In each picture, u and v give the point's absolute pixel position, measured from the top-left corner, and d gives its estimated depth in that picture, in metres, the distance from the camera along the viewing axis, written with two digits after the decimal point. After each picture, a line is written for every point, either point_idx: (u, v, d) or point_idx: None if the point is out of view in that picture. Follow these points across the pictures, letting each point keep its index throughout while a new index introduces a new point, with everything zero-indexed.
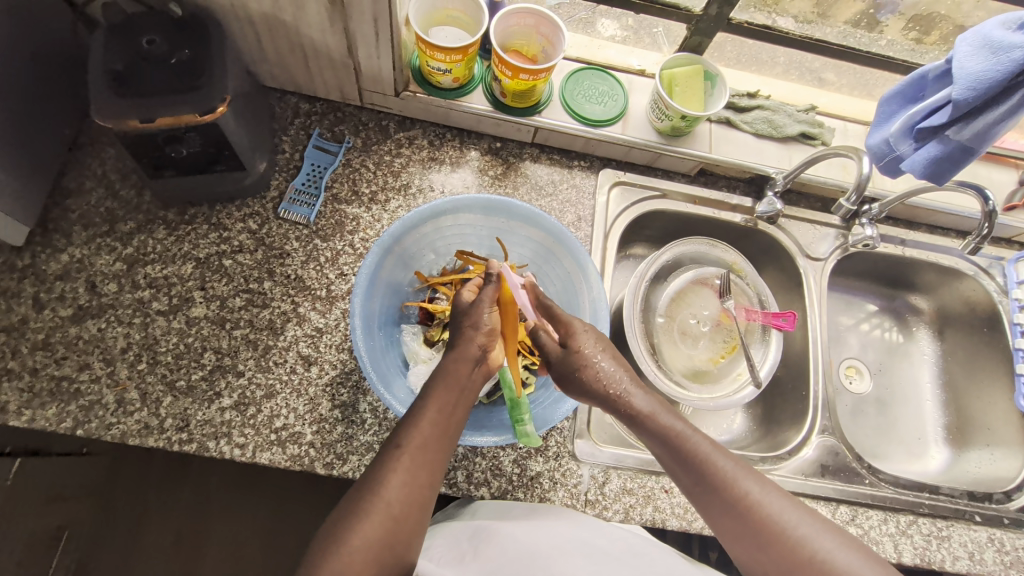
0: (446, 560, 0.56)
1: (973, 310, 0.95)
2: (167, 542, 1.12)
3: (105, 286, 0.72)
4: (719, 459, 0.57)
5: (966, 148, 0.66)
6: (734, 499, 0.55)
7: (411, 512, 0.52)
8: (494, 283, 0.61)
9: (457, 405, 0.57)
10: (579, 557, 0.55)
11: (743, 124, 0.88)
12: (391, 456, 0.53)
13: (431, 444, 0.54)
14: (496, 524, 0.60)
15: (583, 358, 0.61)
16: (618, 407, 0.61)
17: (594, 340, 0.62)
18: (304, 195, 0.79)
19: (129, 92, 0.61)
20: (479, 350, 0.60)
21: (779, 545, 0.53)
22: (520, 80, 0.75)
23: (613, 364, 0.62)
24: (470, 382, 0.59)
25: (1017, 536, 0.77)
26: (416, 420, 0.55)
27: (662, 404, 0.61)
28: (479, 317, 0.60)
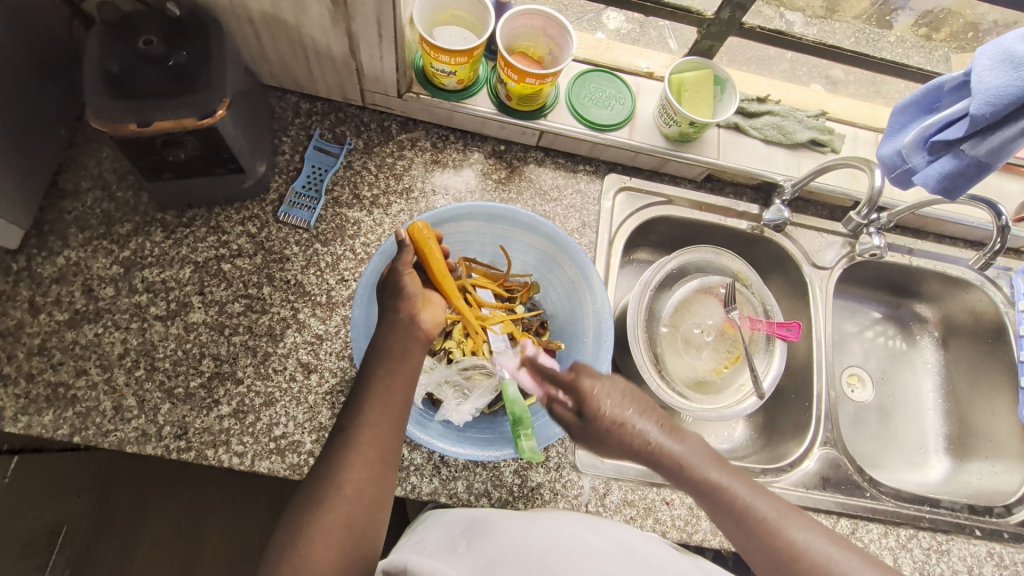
0: (438, 552, 0.55)
1: (979, 321, 0.94)
2: (166, 536, 1.13)
3: (102, 290, 0.71)
4: (713, 473, 0.59)
5: (981, 163, 0.65)
6: (732, 509, 0.57)
7: (367, 494, 0.53)
8: (409, 246, 0.63)
9: (399, 380, 0.58)
10: (572, 550, 0.53)
11: (753, 130, 0.86)
12: (339, 443, 0.55)
13: (379, 424, 0.56)
14: (493, 518, 0.59)
15: (601, 415, 0.61)
16: (629, 448, 0.61)
17: (609, 384, 0.62)
18: (305, 198, 0.78)
19: (125, 94, 0.59)
20: (405, 313, 0.61)
21: (768, 546, 0.55)
22: (526, 84, 0.74)
23: (626, 406, 0.61)
24: (408, 352, 0.60)
25: (1016, 551, 0.77)
26: (361, 404, 0.57)
27: (680, 438, 0.61)
28: (399, 282, 0.62)
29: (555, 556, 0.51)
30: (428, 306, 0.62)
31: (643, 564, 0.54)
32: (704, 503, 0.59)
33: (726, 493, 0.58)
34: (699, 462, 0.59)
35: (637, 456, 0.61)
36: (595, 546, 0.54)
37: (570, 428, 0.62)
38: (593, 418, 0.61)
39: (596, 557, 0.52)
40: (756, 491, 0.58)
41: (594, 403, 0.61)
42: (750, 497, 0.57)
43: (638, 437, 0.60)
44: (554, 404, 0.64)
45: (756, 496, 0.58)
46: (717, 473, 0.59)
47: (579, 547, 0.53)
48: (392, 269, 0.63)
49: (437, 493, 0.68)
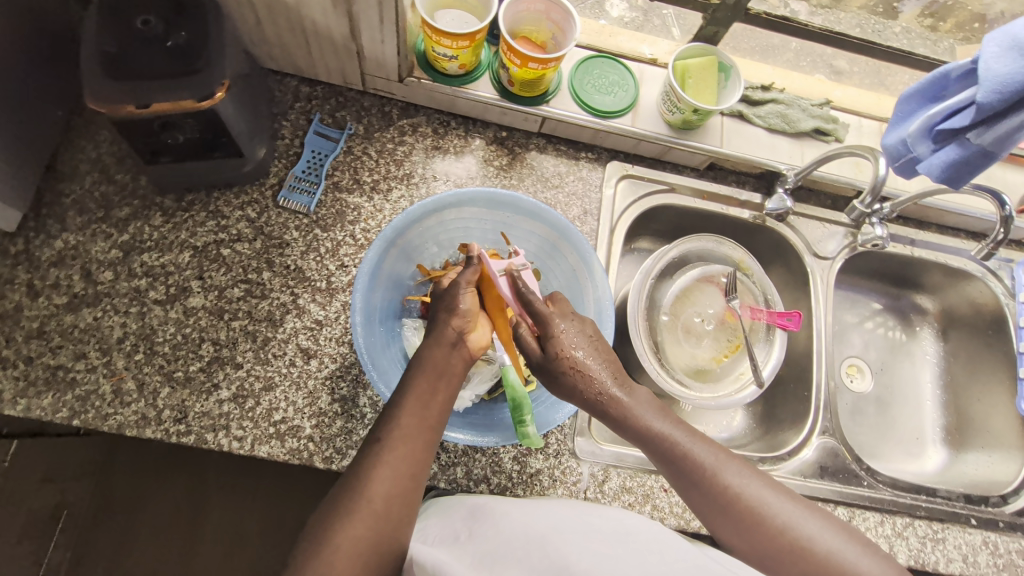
0: (442, 540, 0.56)
1: (979, 312, 0.94)
2: (166, 520, 1.14)
3: (101, 274, 0.71)
4: (698, 450, 0.58)
5: (986, 152, 0.64)
6: (720, 489, 0.57)
7: (395, 508, 0.52)
8: (474, 266, 0.61)
9: (437, 394, 0.57)
10: (573, 534, 0.53)
11: (757, 118, 0.85)
12: (370, 454, 0.54)
13: (412, 437, 0.55)
14: (496, 506, 0.60)
15: (565, 357, 0.58)
16: (596, 406, 0.58)
17: (576, 329, 0.60)
18: (304, 183, 0.77)
19: (124, 75, 0.59)
20: (456, 331, 0.59)
21: (757, 528, 0.56)
22: (528, 69, 0.73)
23: (593, 356, 0.59)
24: (450, 367, 0.58)
25: (1010, 539, 0.78)
26: (394, 416, 0.56)
27: (640, 399, 0.59)
28: (456, 297, 0.60)
29: (559, 544, 0.51)
30: (477, 326, 0.61)
31: (645, 548, 0.53)
32: (690, 483, 0.58)
33: (766, 511, 0.56)
34: (736, 478, 0.57)
35: (612, 422, 0.59)
36: (597, 532, 0.54)
37: (532, 357, 0.60)
38: (556, 362, 0.58)
39: (598, 543, 0.52)
40: (796, 508, 0.57)
41: (560, 343, 0.58)
42: (793, 518, 0.56)
43: (672, 446, 0.58)
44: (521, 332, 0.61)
45: (799, 515, 0.56)
46: (757, 490, 0.57)
47: (582, 535, 0.53)
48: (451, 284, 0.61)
49: (437, 479, 0.68)
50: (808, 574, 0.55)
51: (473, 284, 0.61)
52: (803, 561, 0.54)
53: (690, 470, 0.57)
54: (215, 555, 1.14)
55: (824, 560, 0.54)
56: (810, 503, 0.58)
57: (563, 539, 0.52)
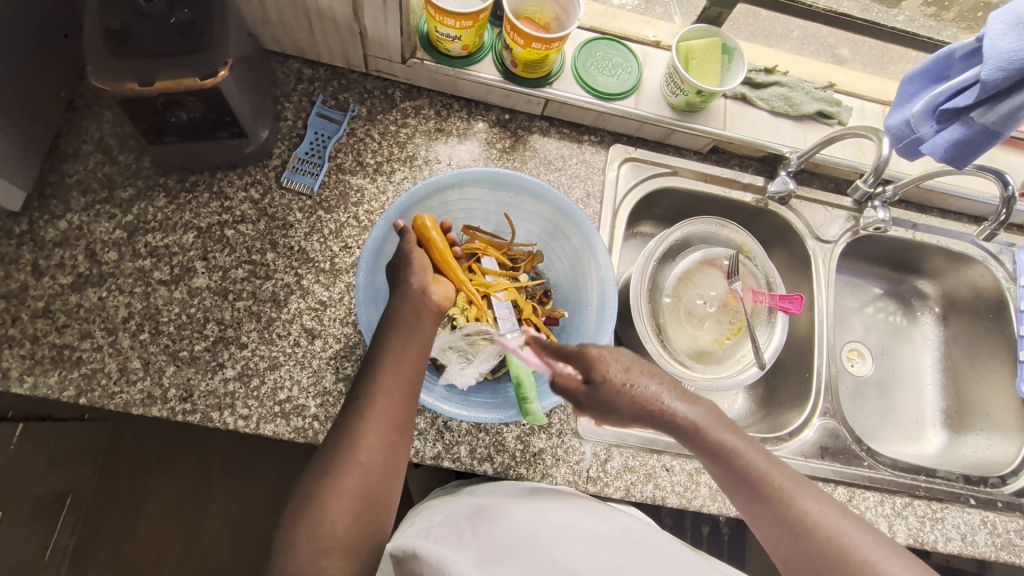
0: (444, 538, 0.55)
1: (979, 296, 0.94)
2: (171, 504, 1.15)
3: (105, 254, 0.71)
4: (762, 468, 0.52)
5: (989, 132, 0.64)
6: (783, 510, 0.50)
7: (381, 464, 0.53)
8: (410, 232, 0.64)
9: (412, 345, 0.58)
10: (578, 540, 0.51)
11: (760, 101, 0.85)
12: (352, 413, 0.54)
13: (392, 391, 0.55)
14: (497, 504, 0.59)
15: (624, 387, 0.51)
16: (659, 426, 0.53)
17: (628, 359, 0.52)
18: (308, 164, 0.77)
19: (127, 52, 0.59)
20: (414, 285, 0.60)
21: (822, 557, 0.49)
22: (532, 50, 0.73)
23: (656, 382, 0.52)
24: (420, 319, 0.59)
25: (1009, 519, 0.78)
26: (373, 370, 0.56)
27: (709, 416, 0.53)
28: (408, 257, 0.62)
29: (562, 542, 0.50)
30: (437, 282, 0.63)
31: (648, 551, 0.53)
32: (749, 495, 0.52)
33: (817, 525, 0.49)
34: (789, 485, 0.51)
35: (676, 432, 0.52)
36: (596, 527, 0.54)
37: (576, 395, 0.53)
38: (611, 391, 0.51)
39: (601, 541, 0.52)
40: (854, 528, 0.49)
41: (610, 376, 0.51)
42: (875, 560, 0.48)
43: (726, 450, 0.52)
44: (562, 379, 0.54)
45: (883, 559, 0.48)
46: (808, 503, 0.50)
47: (583, 531, 0.53)
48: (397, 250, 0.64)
49: (441, 458, 0.69)
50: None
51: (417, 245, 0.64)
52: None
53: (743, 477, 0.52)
54: (221, 538, 1.15)
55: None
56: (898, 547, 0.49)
57: (565, 537, 0.51)
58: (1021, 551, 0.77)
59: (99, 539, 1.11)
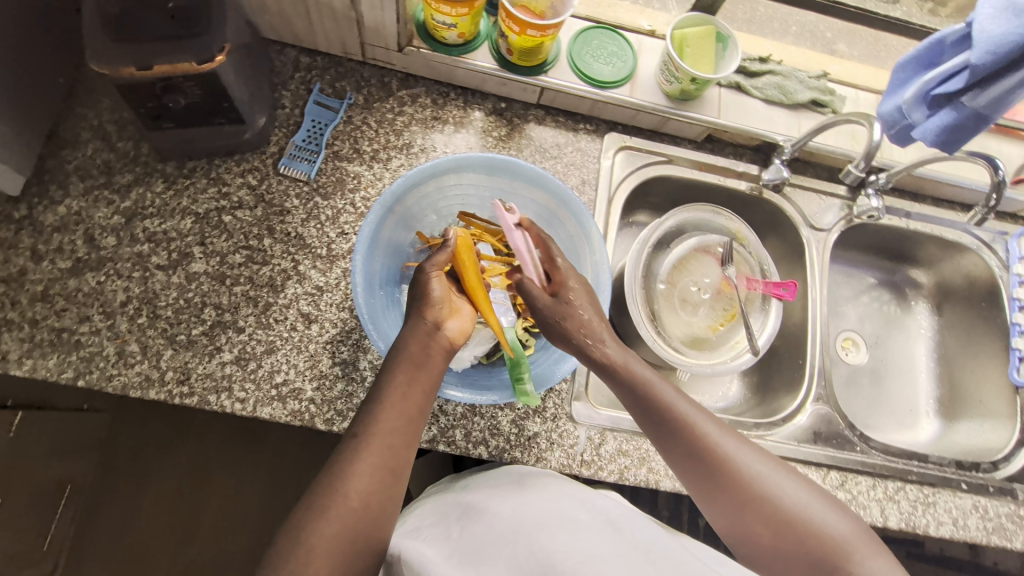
0: (431, 537, 0.57)
1: (972, 285, 0.95)
2: (170, 494, 1.16)
3: (104, 239, 0.71)
4: (677, 401, 0.59)
5: (979, 116, 0.66)
6: (695, 438, 0.58)
7: (373, 504, 0.53)
8: (443, 248, 0.64)
9: (416, 386, 0.58)
10: (558, 529, 0.53)
11: (754, 90, 0.86)
12: (349, 449, 0.54)
13: (391, 435, 0.55)
14: (482, 497, 0.60)
15: (570, 310, 0.61)
16: (586, 353, 0.61)
17: (582, 287, 0.63)
18: (305, 152, 0.78)
19: (125, 36, 0.59)
20: (431, 320, 0.60)
21: (728, 474, 0.57)
22: (527, 37, 0.73)
23: (593, 311, 0.62)
24: (429, 358, 0.59)
25: (1001, 504, 0.79)
26: (373, 412, 0.56)
27: (629, 353, 0.61)
28: (427, 285, 0.61)
29: (538, 537, 0.52)
30: (452, 314, 0.62)
31: (627, 536, 0.54)
32: (664, 431, 0.59)
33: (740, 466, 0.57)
34: (717, 433, 0.59)
35: (596, 367, 0.61)
36: (576, 516, 0.55)
37: (538, 303, 0.62)
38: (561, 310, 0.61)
39: (578, 530, 0.53)
40: (768, 466, 0.58)
41: (569, 299, 0.61)
42: (762, 473, 0.57)
43: (656, 398, 0.59)
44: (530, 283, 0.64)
45: (772, 472, 0.58)
46: (732, 445, 0.58)
47: (560, 522, 0.54)
48: (420, 271, 0.63)
49: (436, 441, 0.70)
50: (780, 530, 0.56)
51: (440, 268, 0.63)
52: (776, 516, 0.56)
53: (674, 425, 0.58)
54: (220, 528, 1.16)
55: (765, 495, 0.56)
56: (782, 463, 0.60)
57: (540, 531, 0.53)
58: (1012, 535, 0.78)
59: (99, 528, 1.12)
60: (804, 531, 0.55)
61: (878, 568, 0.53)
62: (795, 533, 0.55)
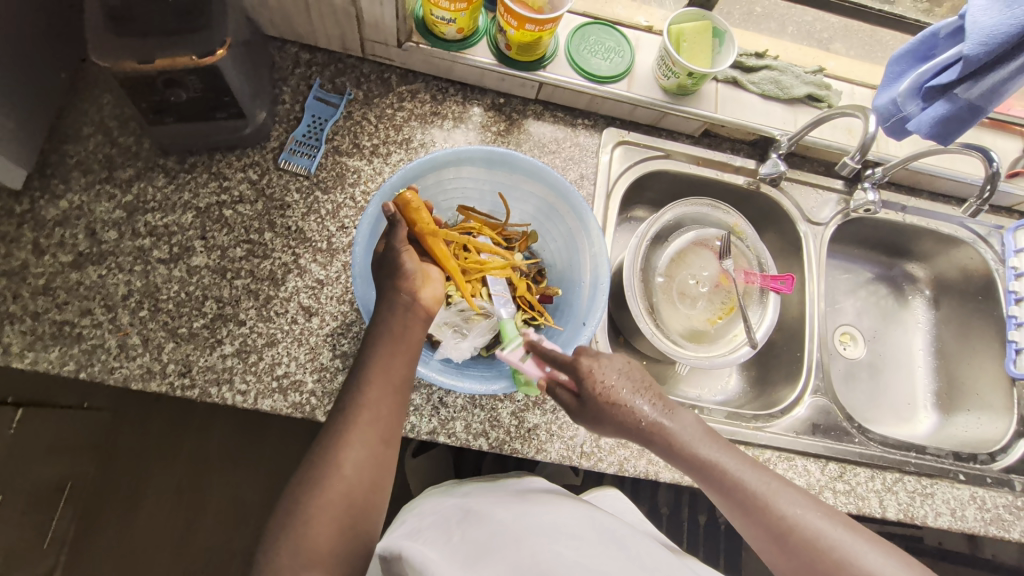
0: (433, 540, 0.57)
1: (969, 279, 0.96)
2: (170, 492, 1.16)
3: (106, 233, 0.72)
4: (748, 477, 0.56)
5: (974, 107, 0.67)
6: (773, 517, 0.55)
7: (366, 474, 0.54)
8: (402, 223, 0.60)
9: (401, 359, 0.58)
10: (564, 541, 0.54)
11: (751, 84, 0.87)
12: (339, 422, 0.55)
13: (378, 405, 0.56)
14: (485, 506, 0.61)
15: (603, 393, 0.55)
16: (648, 441, 0.57)
17: (613, 364, 0.57)
18: (305, 147, 0.79)
19: (129, 32, 0.60)
20: (407, 294, 0.59)
21: (815, 555, 0.53)
22: (526, 32, 0.74)
23: (633, 387, 0.56)
24: (409, 331, 0.58)
25: (999, 495, 0.79)
26: (359, 384, 0.57)
27: (691, 428, 0.57)
28: (397, 260, 0.60)
29: (543, 547, 0.52)
30: (427, 283, 0.61)
31: (635, 558, 0.55)
32: (738, 510, 0.57)
33: (823, 545, 0.53)
34: (793, 508, 0.55)
35: (661, 451, 0.58)
36: (578, 530, 0.56)
37: (569, 409, 0.58)
38: (596, 399, 0.55)
39: (581, 543, 0.54)
40: (861, 544, 0.53)
41: (597, 383, 0.55)
42: (851, 550, 0.53)
43: (723, 476, 0.56)
44: (557, 391, 0.59)
45: (861, 550, 0.53)
46: (815, 522, 0.54)
47: (563, 533, 0.55)
48: (388, 248, 0.61)
49: (436, 433, 0.70)
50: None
51: (407, 243, 0.61)
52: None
53: (745, 502, 0.56)
54: (220, 526, 1.16)
55: (848, 569, 0.52)
56: (870, 534, 0.55)
57: (545, 542, 0.53)
58: (1011, 525, 0.78)
59: (99, 526, 1.12)
60: None
61: None
62: None
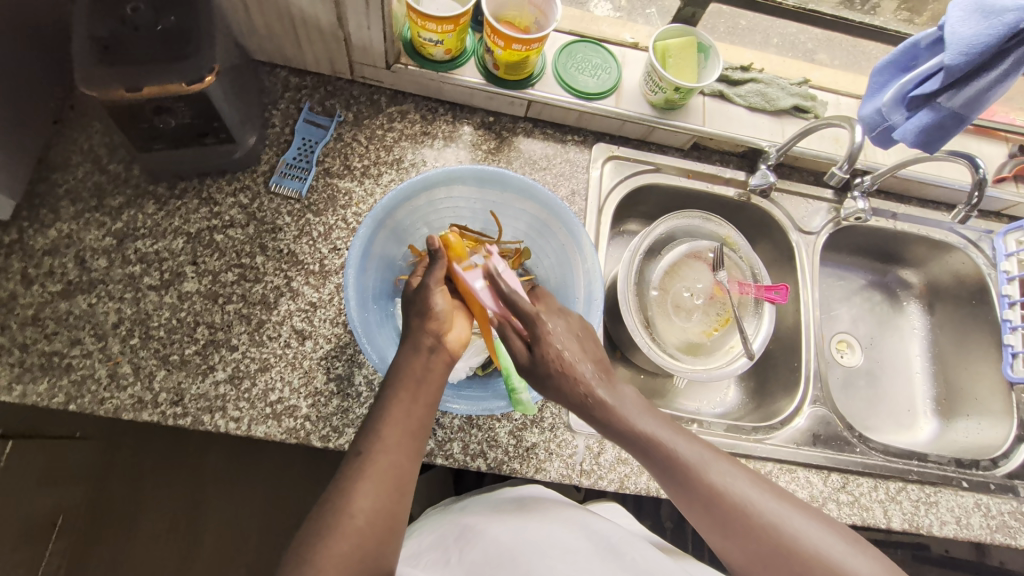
0: (432, 565, 0.58)
1: (962, 284, 0.96)
2: (164, 521, 1.14)
3: (95, 261, 0.71)
4: (682, 448, 0.56)
5: (957, 116, 0.68)
6: (707, 487, 0.55)
7: (380, 521, 0.52)
8: (439, 261, 0.61)
9: (419, 402, 0.57)
10: (560, 560, 0.54)
11: (738, 97, 0.88)
12: (354, 466, 0.53)
13: (396, 450, 0.55)
14: (482, 521, 0.61)
15: (554, 358, 0.56)
16: (584, 407, 0.57)
17: (562, 326, 0.59)
18: (296, 169, 0.79)
19: (115, 59, 0.60)
20: (433, 336, 0.60)
21: (747, 524, 0.54)
22: (513, 51, 0.74)
23: (577, 353, 0.57)
24: (430, 374, 0.58)
25: (1003, 501, 0.79)
26: (377, 428, 0.56)
27: (625, 398, 0.57)
28: (429, 300, 0.60)
29: (537, 566, 0.53)
30: (453, 325, 0.62)
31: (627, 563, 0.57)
32: (672, 483, 0.56)
33: (751, 510, 0.55)
34: (724, 477, 0.56)
35: (594, 421, 0.57)
36: (575, 541, 0.58)
37: (519, 361, 0.59)
38: (543, 362, 0.57)
39: (577, 556, 0.55)
40: (781, 506, 0.55)
41: (549, 347, 0.57)
42: (783, 517, 0.54)
43: (657, 448, 0.56)
44: (509, 333, 0.60)
45: (789, 514, 0.55)
46: (746, 490, 0.55)
47: (559, 550, 0.56)
48: (421, 285, 0.61)
49: (433, 455, 0.69)
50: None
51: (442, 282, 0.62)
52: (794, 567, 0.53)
53: (678, 473, 0.56)
54: (216, 556, 1.13)
55: (775, 533, 0.54)
56: (798, 502, 0.57)
57: (541, 561, 0.54)
58: (1017, 532, 0.77)
59: (91, 560, 1.09)
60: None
61: None
62: None
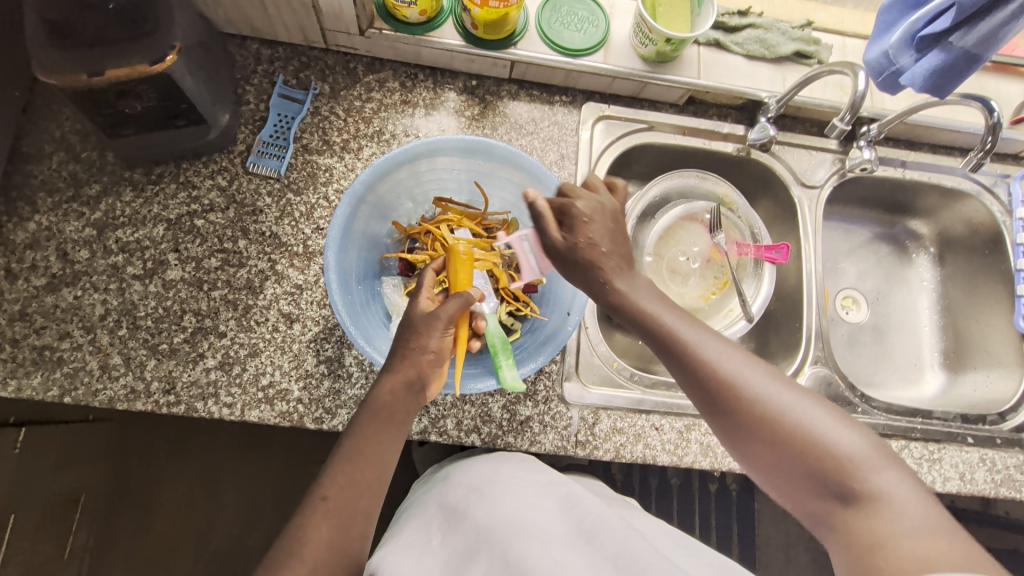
0: (410, 545, 0.56)
1: (975, 233, 0.92)
2: (182, 496, 1.18)
3: (77, 253, 0.70)
4: (682, 329, 0.57)
5: (971, 55, 0.62)
6: (699, 360, 0.55)
7: (336, 556, 0.48)
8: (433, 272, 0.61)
9: (383, 434, 0.54)
10: (536, 538, 0.51)
11: (735, 46, 0.82)
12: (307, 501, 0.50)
13: (355, 478, 0.51)
14: (464, 499, 0.59)
15: (581, 243, 0.59)
16: (598, 288, 0.60)
17: (597, 211, 0.60)
18: (273, 147, 0.76)
19: (70, 42, 0.57)
20: (419, 381, 0.55)
21: (735, 396, 0.53)
22: (490, 9, 0.69)
23: (609, 242, 0.60)
24: (402, 409, 0.55)
25: (1009, 455, 0.77)
26: (336, 460, 0.52)
27: (638, 286, 0.59)
28: (430, 334, 0.55)
29: (511, 543, 0.50)
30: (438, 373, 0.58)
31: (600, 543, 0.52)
32: (670, 361, 0.57)
33: (742, 382, 0.54)
34: (719, 353, 0.55)
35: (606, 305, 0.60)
36: (554, 528, 0.53)
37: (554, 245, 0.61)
38: (573, 252, 0.60)
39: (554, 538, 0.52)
40: (787, 390, 0.53)
41: (579, 237, 0.59)
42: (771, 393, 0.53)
43: (659, 326, 0.57)
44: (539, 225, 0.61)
45: (780, 391, 0.53)
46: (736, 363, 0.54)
47: (536, 530, 0.52)
48: (426, 316, 0.56)
49: (428, 432, 0.69)
50: (784, 455, 0.52)
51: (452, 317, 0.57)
52: (778, 436, 0.52)
53: (673, 348, 0.56)
54: (236, 527, 1.18)
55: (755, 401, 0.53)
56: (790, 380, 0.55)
57: (516, 539, 0.50)
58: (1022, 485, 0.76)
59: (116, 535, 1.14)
60: (805, 448, 0.51)
61: (885, 482, 0.48)
62: (801, 455, 0.51)
